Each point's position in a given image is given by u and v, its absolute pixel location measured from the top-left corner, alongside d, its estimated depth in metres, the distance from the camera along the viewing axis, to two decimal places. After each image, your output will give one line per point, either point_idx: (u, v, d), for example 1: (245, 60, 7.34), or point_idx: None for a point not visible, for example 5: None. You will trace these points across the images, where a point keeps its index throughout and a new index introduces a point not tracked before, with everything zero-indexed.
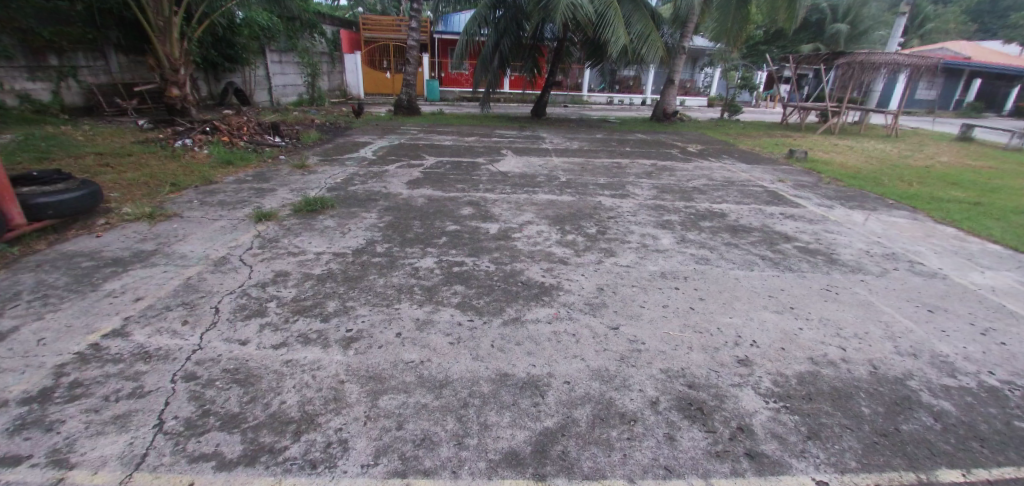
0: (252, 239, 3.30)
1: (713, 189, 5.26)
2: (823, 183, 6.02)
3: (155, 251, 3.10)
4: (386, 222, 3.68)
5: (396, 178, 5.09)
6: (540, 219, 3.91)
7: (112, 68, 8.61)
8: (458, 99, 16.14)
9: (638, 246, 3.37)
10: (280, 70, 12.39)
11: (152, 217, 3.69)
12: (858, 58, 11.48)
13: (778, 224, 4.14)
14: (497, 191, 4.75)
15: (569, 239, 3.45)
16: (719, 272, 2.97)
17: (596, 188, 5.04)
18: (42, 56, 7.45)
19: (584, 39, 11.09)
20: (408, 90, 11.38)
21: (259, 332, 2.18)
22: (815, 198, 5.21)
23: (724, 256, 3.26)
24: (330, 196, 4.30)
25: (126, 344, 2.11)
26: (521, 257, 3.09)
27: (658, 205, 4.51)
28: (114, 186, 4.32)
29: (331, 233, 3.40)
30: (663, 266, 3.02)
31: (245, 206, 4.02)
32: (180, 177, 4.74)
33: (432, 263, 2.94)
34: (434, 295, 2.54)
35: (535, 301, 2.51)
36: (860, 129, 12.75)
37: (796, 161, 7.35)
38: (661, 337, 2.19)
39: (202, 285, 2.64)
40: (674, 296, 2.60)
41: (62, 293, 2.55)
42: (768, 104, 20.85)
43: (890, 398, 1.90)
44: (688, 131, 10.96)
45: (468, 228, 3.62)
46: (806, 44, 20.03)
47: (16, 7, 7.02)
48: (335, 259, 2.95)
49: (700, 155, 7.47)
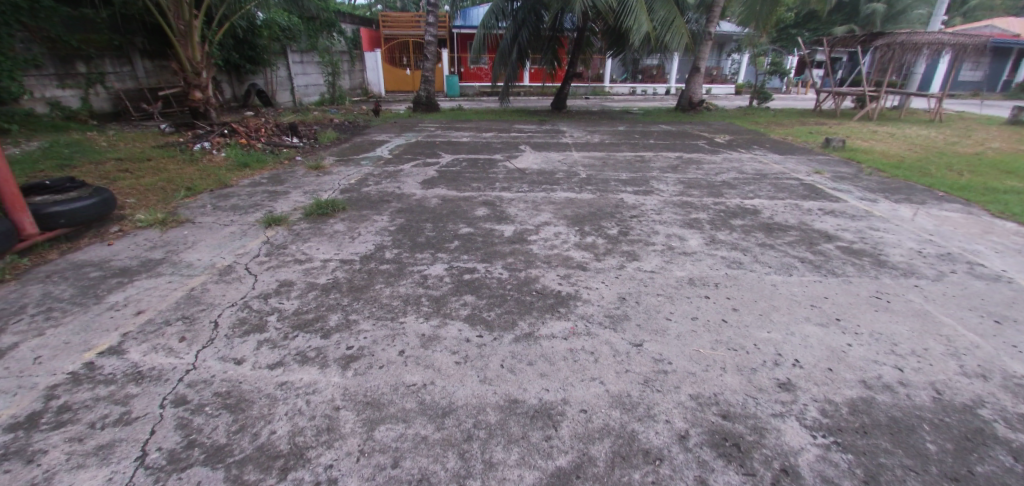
0: (260, 246, 3.19)
1: (744, 183, 4.93)
2: (865, 174, 5.59)
3: (162, 260, 3.04)
4: (397, 225, 3.53)
5: (410, 177, 4.97)
6: (558, 219, 3.70)
7: (138, 74, 8.79)
8: (478, 94, 15.98)
9: (663, 248, 3.13)
10: (301, 70, 12.47)
11: (163, 223, 3.66)
12: (897, 39, 10.77)
13: (818, 221, 3.81)
14: (514, 189, 4.56)
15: (589, 241, 3.24)
16: (754, 278, 2.71)
17: (618, 184, 4.79)
18: (71, 64, 7.64)
19: (605, 28, 10.71)
20: (426, 86, 11.26)
21: (256, 350, 2.07)
22: (857, 191, 4.83)
23: (758, 259, 2.99)
24: (342, 198, 4.19)
25: (121, 363, 2.04)
26: (537, 262, 2.89)
27: (685, 201, 4.24)
28: (130, 191, 4.32)
29: (340, 238, 3.27)
30: (691, 270, 2.78)
31: (256, 210, 3.94)
32: (196, 181, 4.73)
33: (441, 270, 2.78)
34: (442, 306, 2.37)
35: (550, 313, 2.31)
36: (901, 115, 11.98)
37: (833, 150, 6.90)
38: (690, 356, 1.98)
39: (204, 297, 2.55)
40: (704, 306, 2.37)
41: (66, 307, 2.51)
42: (799, 90, 19.97)
43: (959, 432, 1.63)
44: (716, 120, 10.50)
45: (482, 230, 3.44)
46: (840, 25, 19.03)
47: (44, 16, 7.21)
48: (342, 267, 2.82)
49: (729, 146, 7.09)
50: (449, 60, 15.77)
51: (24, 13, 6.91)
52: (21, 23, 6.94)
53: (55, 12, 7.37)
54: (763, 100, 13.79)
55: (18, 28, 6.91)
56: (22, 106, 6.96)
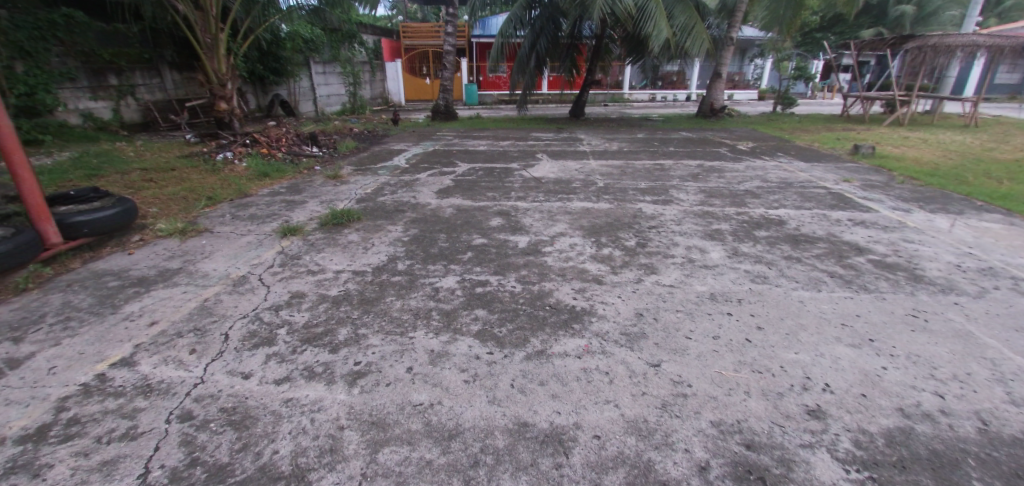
0: (275, 256, 3.19)
1: (768, 192, 4.77)
2: (897, 182, 5.35)
3: (179, 270, 3.07)
4: (411, 236, 3.50)
5: (426, 186, 4.96)
6: (574, 230, 3.62)
7: (167, 86, 9.07)
8: (496, 102, 16.04)
9: (683, 261, 3.02)
10: (323, 80, 12.72)
11: (183, 233, 3.71)
12: (929, 41, 10.38)
13: (847, 233, 3.64)
14: (530, 198, 4.50)
15: (605, 253, 3.15)
16: (780, 295, 2.59)
17: (636, 193, 4.69)
18: (104, 77, 7.93)
19: (623, 34, 10.62)
20: (445, 94, 11.34)
21: (264, 364, 2.04)
22: (890, 201, 4.61)
23: (784, 274, 2.86)
24: (358, 208, 4.19)
25: (131, 375, 2.03)
26: (551, 275, 2.81)
27: (706, 211, 4.11)
28: (153, 201, 4.41)
29: (354, 249, 3.26)
30: (713, 285, 2.67)
31: (273, 220, 3.96)
32: (217, 190, 4.81)
33: (453, 282, 2.73)
34: (453, 321, 2.31)
35: (564, 329, 2.23)
36: (934, 119, 11.54)
37: (862, 157, 6.65)
38: (711, 379, 1.88)
39: (216, 308, 2.56)
40: (726, 325, 2.26)
41: (83, 317, 2.54)
42: (825, 95, 19.47)
43: (1010, 469, 1.49)
44: (738, 127, 10.27)
45: (496, 241, 3.39)
46: (868, 28, 18.51)
47: (79, 32, 7.53)
48: (354, 279, 2.79)
49: (752, 153, 6.90)
50: (467, 69, 15.90)
51: (60, 28, 7.26)
52: (57, 38, 7.24)
53: (89, 27, 7.68)
54: (787, 106, 13.46)
55: (54, 43, 7.23)
56: (57, 118, 7.24)
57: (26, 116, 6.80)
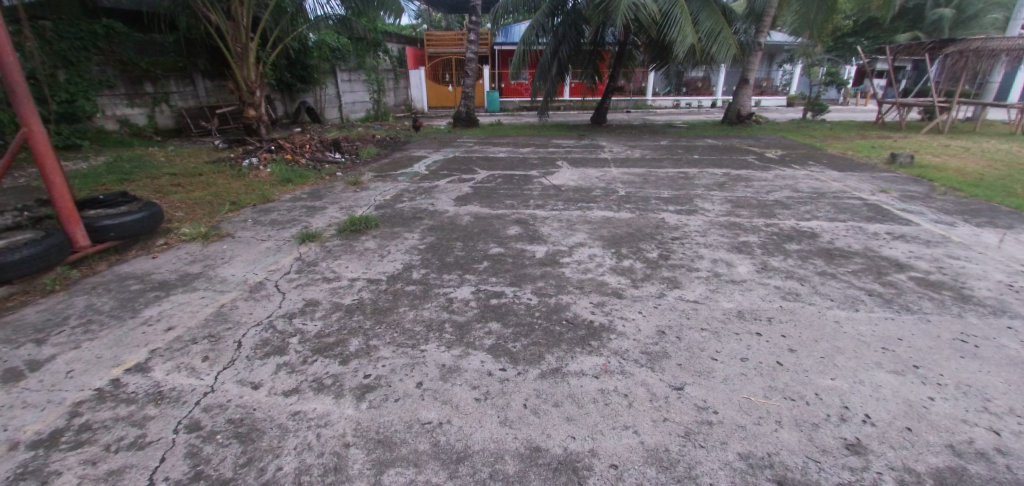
0: (292, 262, 3.19)
1: (799, 203, 4.57)
2: (939, 193, 5.07)
3: (199, 275, 3.10)
4: (427, 244, 3.46)
5: (445, 193, 4.94)
6: (594, 240, 3.52)
7: (199, 93, 9.36)
8: (518, 109, 16.06)
9: (708, 275, 2.89)
10: (348, 87, 12.94)
11: (205, 237, 3.76)
12: (972, 45, 9.91)
13: (885, 248, 3.45)
14: (549, 207, 4.42)
15: (626, 265, 3.04)
16: (813, 314, 2.46)
17: (659, 202, 4.56)
18: (140, 85, 8.22)
19: (647, 41, 10.48)
20: (467, 101, 11.38)
21: (274, 374, 2.01)
22: (931, 213, 4.37)
23: (817, 291, 2.72)
24: (376, 215, 4.18)
25: (145, 381, 2.03)
26: (569, 288, 2.72)
27: (733, 222, 3.95)
28: (179, 205, 4.51)
29: (370, 256, 3.23)
30: (741, 302, 2.56)
31: (293, 226, 3.98)
32: (241, 195, 4.89)
33: (468, 293, 2.66)
34: (466, 334, 2.25)
35: (581, 346, 2.14)
36: (977, 127, 11.00)
37: (899, 167, 6.35)
38: (739, 406, 1.78)
39: (232, 314, 2.55)
40: (755, 346, 2.15)
41: (104, 320, 2.57)
42: (859, 102, 18.83)
43: None
44: (766, 134, 9.98)
45: (513, 250, 3.32)
46: (904, 33, 17.85)
47: (118, 42, 7.84)
48: (368, 287, 2.75)
49: (781, 161, 6.66)
50: (489, 77, 15.97)
51: (101, 38, 7.56)
52: (97, 48, 7.55)
53: (128, 37, 7.99)
54: (818, 113, 13.03)
55: (95, 52, 7.55)
56: (95, 124, 7.53)
57: (67, 122, 7.09)
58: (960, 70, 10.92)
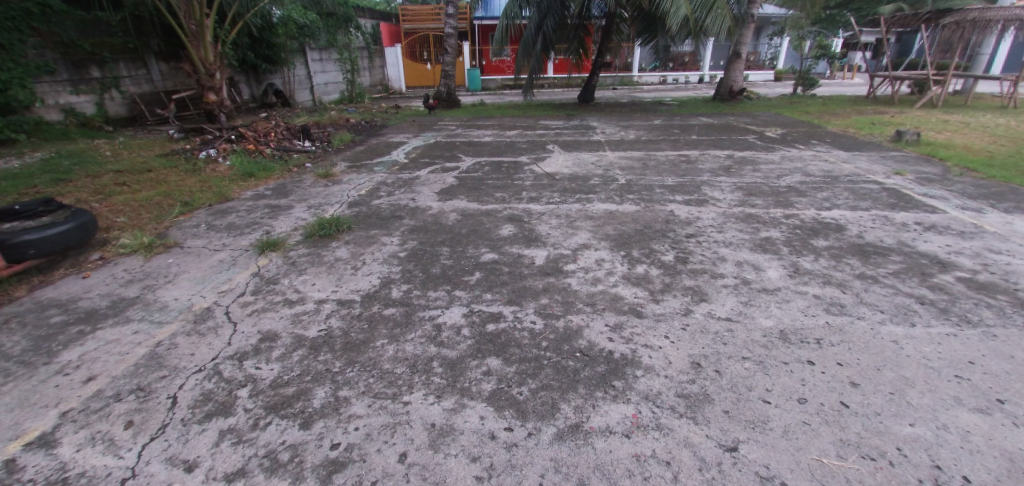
0: (248, 280, 2.69)
1: (814, 188, 4.21)
2: (955, 174, 4.78)
3: (136, 300, 2.60)
4: (409, 250, 2.98)
5: (427, 186, 4.45)
6: (599, 240, 3.10)
7: (154, 77, 8.54)
8: (500, 88, 15.43)
9: (735, 283, 2.51)
10: (320, 67, 12.12)
11: (149, 249, 3.23)
12: (969, 15, 9.56)
13: (919, 242, 3.12)
14: (544, 200, 3.97)
15: (641, 273, 2.64)
16: (865, 333, 2.11)
17: (664, 191, 4.15)
18: (85, 70, 7.41)
19: (636, 13, 9.93)
20: (447, 81, 10.72)
21: (215, 447, 1.58)
22: (954, 198, 4.06)
23: (862, 300, 2.37)
24: (349, 214, 3.67)
25: (46, 463, 1.57)
26: (578, 306, 2.30)
27: (748, 214, 3.57)
28: (123, 209, 3.94)
29: (341, 269, 2.74)
30: (780, 318, 2.19)
31: (253, 231, 3.46)
32: (196, 194, 4.32)
33: (459, 316, 2.22)
34: (459, 376, 1.82)
35: (602, 388, 1.74)
36: (969, 100, 10.82)
37: (905, 145, 6.07)
38: (812, 474, 1.41)
39: (168, 357, 2.09)
40: (812, 381, 1.79)
41: (10, 369, 2.08)
42: (845, 74, 18.60)
43: None
44: (760, 111, 9.61)
45: (509, 256, 2.87)
46: (888, 4, 17.59)
47: (56, 21, 6.98)
48: (338, 312, 2.30)
49: (784, 141, 6.30)
50: (470, 54, 15.23)
51: (35, 18, 6.71)
52: (32, 28, 6.72)
53: (67, 15, 7.14)
54: (808, 87, 12.72)
55: (30, 33, 6.71)
56: (34, 115, 6.75)
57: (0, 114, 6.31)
58: (953, 42, 10.63)
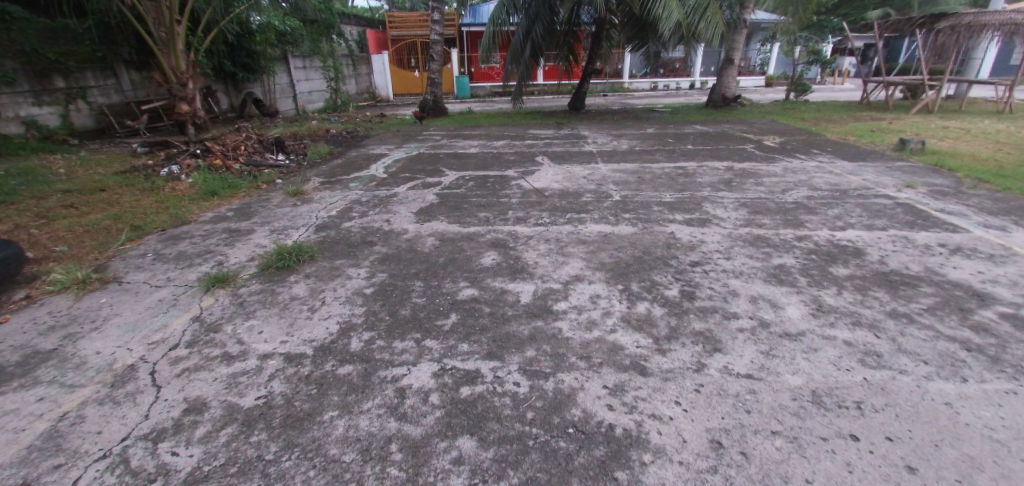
0: (187, 327, 2.29)
1: (823, 205, 3.90)
2: (968, 186, 4.51)
3: (51, 355, 2.16)
4: (376, 286, 2.61)
5: (405, 205, 4.09)
6: (593, 270, 2.75)
7: (124, 87, 8.09)
8: (489, 95, 15.17)
9: (754, 327, 2.17)
10: (303, 76, 11.74)
11: (83, 285, 2.80)
12: (964, 20, 9.34)
13: (949, 269, 2.81)
14: (532, 220, 3.62)
15: (642, 313, 2.28)
16: (911, 393, 1.80)
17: (662, 210, 3.82)
18: (48, 79, 6.95)
19: (626, 19, 9.68)
20: (433, 88, 10.37)
21: None
22: (973, 214, 3.77)
23: (900, 348, 2.05)
24: (314, 241, 3.28)
25: None
26: (571, 360, 1.93)
27: (756, 236, 3.24)
28: (64, 236, 3.51)
29: (295, 312, 2.35)
30: (810, 375, 1.87)
31: (204, 262, 3.05)
32: (150, 217, 3.91)
33: (428, 377, 1.84)
34: (423, 467, 1.45)
35: (601, 484, 1.38)
36: (964, 105, 10.69)
37: (909, 153, 5.82)
38: None
39: (69, 437, 1.66)
40: (860, 465, 1.46)
41: None
42: (835, 80, 18.56)
43: None
44: (755, 118, 9.39)
45: (491, 293, 2.51)
46: (875, 9, 17.59)
47: (16, 28, 6.52)
48: (284, 372, 1.90)
49: (783, 150, 6.03)
50: (458, 60, 14.94)
51: None
52: None
53: (29, 22, 6.69)
54: (801, 93, 12.54)
55: None
56: None
57: None
58: (947, 44, 10.45)
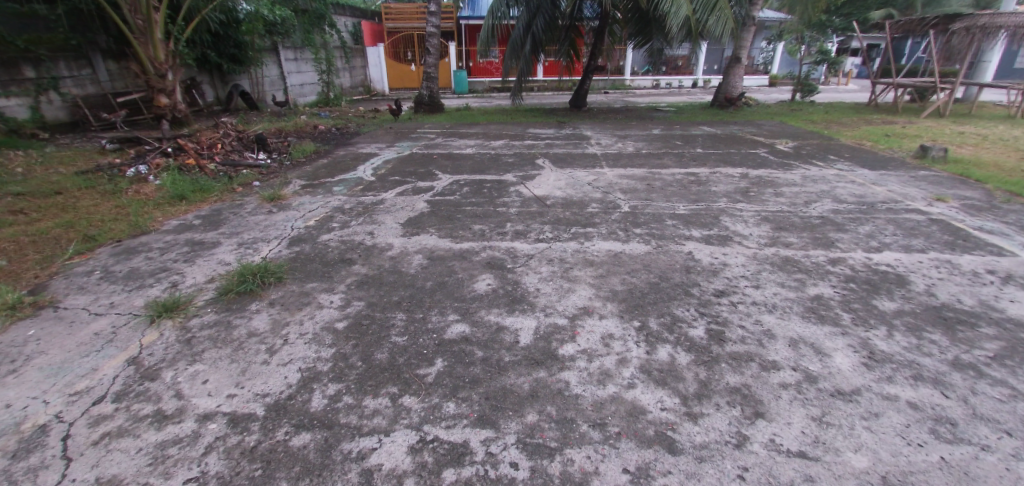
0: (120, 373, 1.91)
1: (853, 220, 3.55)
2: (1001, 200, 4.17)
3: None
4: (350, 319, 2.23)
5: (392, 214, 3.71)
6: (603, 301, 2.39)
7: (100, 77, 7.62)
8: (487, 90, 14.74)
9: (801, 382, 1.80)
10: (293, 68, 11.28)
11: (10, 312, 2.40)
12: (978, 21, 9.01)
13: (1006, 303, 2.46)
14: (532, 235, 3.25)
15: (663, 361, 1.92)
16: (1003, 480, 1.43)
17: (677, 224, 3.45)
18: (16, 69, 6.48)
19: (630, 14, 9.29)
20: (428, 83, 9.93)
21: None
22: (1015, 233, 3.44)
23: (976, 412, 1.70)
24: (284, 258, 2.90)
25: None
26: (581, 431, 1.56)
27: (784, 258, 2.89)
28: (6, 247, 3.11)
29: (252, 354, 1.97)
30: (877, 453, 1.51)
31: (157, 283, 2.66)
32: (107, 225, 3.51)
33: (404, 455, 1.47)
34: None
35: None
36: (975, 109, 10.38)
37: (931, 161, 5.48)
38: None
39: None
40: None
41: None
42: (840, 79, 18.22)
43: None
44: (763, 119, 9.03)
45: (485, 330, 2.13)
46: (880, 9, 17.27)
47: None
48: (226, 444, 1.53)
49: (798, 156, 5.69)
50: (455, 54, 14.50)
51: None
52: None
53: None
54: (808, 94, 12.20)
55: None
56: None
57: None
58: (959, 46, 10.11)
